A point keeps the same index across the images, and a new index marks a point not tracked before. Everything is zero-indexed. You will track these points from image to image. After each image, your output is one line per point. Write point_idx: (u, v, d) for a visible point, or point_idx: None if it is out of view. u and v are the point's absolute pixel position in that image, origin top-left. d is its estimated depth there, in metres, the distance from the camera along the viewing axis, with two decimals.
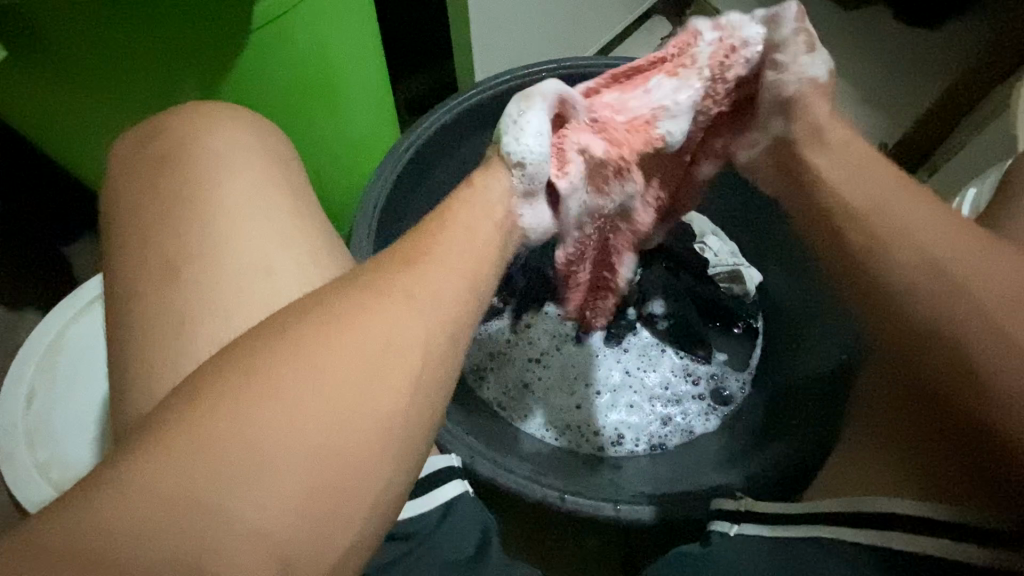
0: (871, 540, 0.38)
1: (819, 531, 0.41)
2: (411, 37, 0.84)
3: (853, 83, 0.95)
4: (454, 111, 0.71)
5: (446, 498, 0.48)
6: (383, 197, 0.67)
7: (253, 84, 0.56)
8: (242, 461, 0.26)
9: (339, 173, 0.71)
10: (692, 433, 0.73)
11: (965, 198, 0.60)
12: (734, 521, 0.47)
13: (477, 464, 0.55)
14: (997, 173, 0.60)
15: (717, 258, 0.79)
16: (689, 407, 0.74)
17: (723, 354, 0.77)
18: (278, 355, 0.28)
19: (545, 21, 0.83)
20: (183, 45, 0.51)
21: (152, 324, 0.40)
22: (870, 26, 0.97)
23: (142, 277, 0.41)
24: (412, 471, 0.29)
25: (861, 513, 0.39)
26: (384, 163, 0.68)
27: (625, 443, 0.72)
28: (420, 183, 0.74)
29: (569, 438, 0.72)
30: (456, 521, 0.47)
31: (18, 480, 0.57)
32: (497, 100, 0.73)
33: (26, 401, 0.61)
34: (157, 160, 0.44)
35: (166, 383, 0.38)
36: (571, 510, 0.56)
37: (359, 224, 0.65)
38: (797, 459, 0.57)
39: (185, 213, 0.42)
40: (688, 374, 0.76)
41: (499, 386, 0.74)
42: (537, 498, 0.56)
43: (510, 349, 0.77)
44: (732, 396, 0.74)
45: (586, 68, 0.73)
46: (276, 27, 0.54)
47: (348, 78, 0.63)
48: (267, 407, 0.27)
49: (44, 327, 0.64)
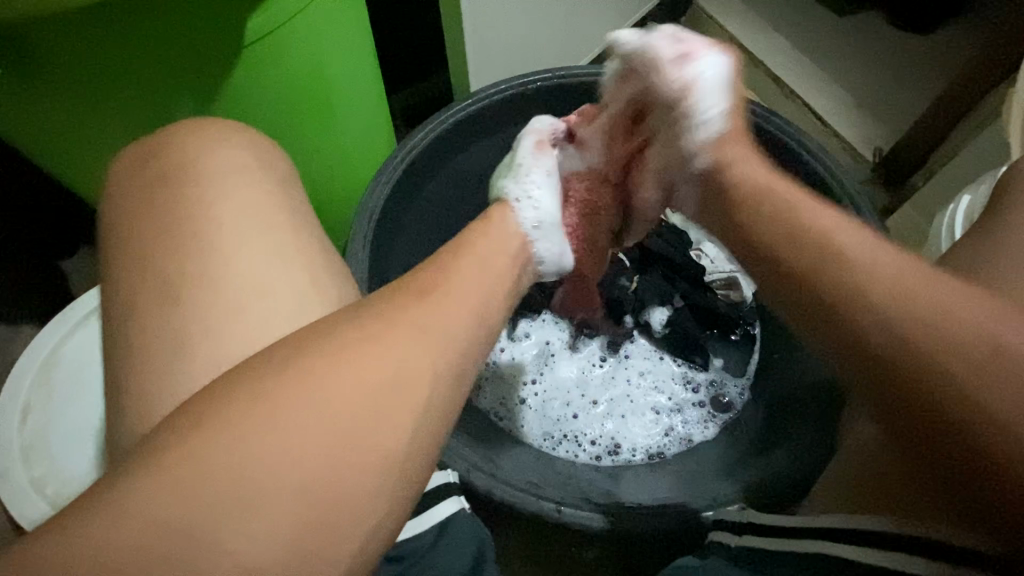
0: (855, 553, 0.38)
1: (814, 544, 0.41)
2: (408, 48, 0.85)
3: (847, 88, 0.95)
4: (450, 120, 0.72)
5: (444, 516, 0.48)
6: (379, 209, 0.67)
7: (247, 99, 0.57)
8: (236, 482, 0.26)
9: (335, 188, 0.71)
10: (691, 441, 0.73)
11: (959, 206, 0.60)
12: (736, 533, 0.47)
13: (473, 476, 0.55)
14: (990, 180, 0.60)
15: (713, 265, 0.80)
16: (689, 415, 0.74)
17: (720, 359, 0.77)
18: (271, 377, 0.28)
19: (539, 30, 0.84)
20: (177, 62, 0.52)
21: (147, 340, 0.39)
22: (861, 33, 0.97)
23: (135, 297, 0.41)
24: (407, 493, 0.29)
25: (852, 527, 0.39)
26: (380, 174, 0.68)
27: (623, 452, 0.72)
28: (416, 194, 0.74)
29: (567, 448, 0.72)
30: (450, 543, 0.47)
31: (14, 498, 0.57)
32: (493, 109, 0.74)
33: (20, 417, 0.61)
34: (151, 176, 0.45)
35: (158, 402, 0.38)
36: (566, 522, 0.55)
37: (356, 235, 0.65)
38: (795, 466, 0.57)
39: (179, 232, 0.42)
40: (688, 381, 0.76)
41: (496, 398, 0.74)
42: (535, 510, 0.55)
43: (505, 361, 0.77)
44: (732, 403, 0.75)
45: (580, 78, 0.74)
46: (267, 43, 0.54)
47: (343, 91, 0.63)
48: (263, 426, 0.27)
49: (42, 341, 0.64)
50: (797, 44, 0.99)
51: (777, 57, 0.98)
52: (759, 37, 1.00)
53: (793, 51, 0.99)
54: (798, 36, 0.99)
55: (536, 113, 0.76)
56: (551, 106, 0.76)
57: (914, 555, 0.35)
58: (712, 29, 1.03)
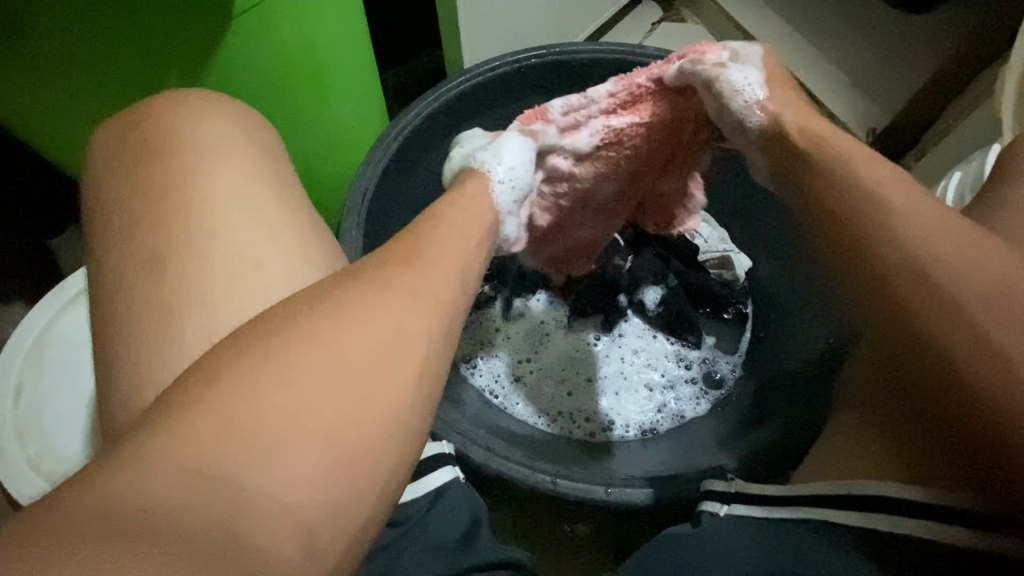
0: (855, 519, 0.39)
1: (806, 511, 0.41)
2: (400, 25, 0.84)
3: (843, 68, 0.95)
4: (444, 99, 0.71)
5: (438, 485, 0.48)
6: (372, 187, 0.66)
7: (237, 73, 0.56)
8: (239, 451, 0.26)
9: (326, 167, 0.70)
10: (684, 417, 0.74)
11: (951, 181, 0.61)
12: (725, 501, 0.48)
13: (469, 450, 0.56)
14: (982, 156, 0.60)
15: (707, 244, 0.80)
16: (682, 392, 0.75)
17: (712, 337, 0.78)
18: (271, 352, 0.28)
19: (533, 7, 0.83)
20: (165, 34, 0.50)
21: (141, 314, 0.39)
22: (857, 12, 0.97)
23: (127, 271, 0.40)
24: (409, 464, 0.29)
25: (851, 493, 0.39)
26: (373, 152, 0.67)
27: (617, 429, 0.73)
28: (409, 172, 0.73)
29: (561, 425, 0.73)
30: (447, 507, 0.47)
31: (12, 476, 0.57)
32: (488, 87, 0.73)
33: (15, 396, 0.61)
34: (146, 148, 0.44)
35: (153, 375, 0.37)
36: (562, 494, 0.56)
37: (349, 214, 0.64)
38: (787, 439, 0.58)
39: (156, 212, 0.42)
40: (681, 359, 0.77)
41: (491, 376, 0.75)
42: (531, 483, 0.56)
43: (500, 339, 0.77)
44: (724, 379, 0.75)
45: (574, 55, 0.73)
46: (256, 14, 0.53)
47: (335, 67, 0.62)
48: (252, 401, 0.27)
49: (32, 321, 0.64)
50: (794, 22, 0.98)
51: (772, 37, 0.98)
52: (755, 16, 0.99)
53: (789, 30, 0.98)
54: (794, 15, 0.99)
55: (530, 92, 0.76)
56: (544, 85, 0.75)
57: (914, 518, 0.37)
58: (708, 7, 1.02)
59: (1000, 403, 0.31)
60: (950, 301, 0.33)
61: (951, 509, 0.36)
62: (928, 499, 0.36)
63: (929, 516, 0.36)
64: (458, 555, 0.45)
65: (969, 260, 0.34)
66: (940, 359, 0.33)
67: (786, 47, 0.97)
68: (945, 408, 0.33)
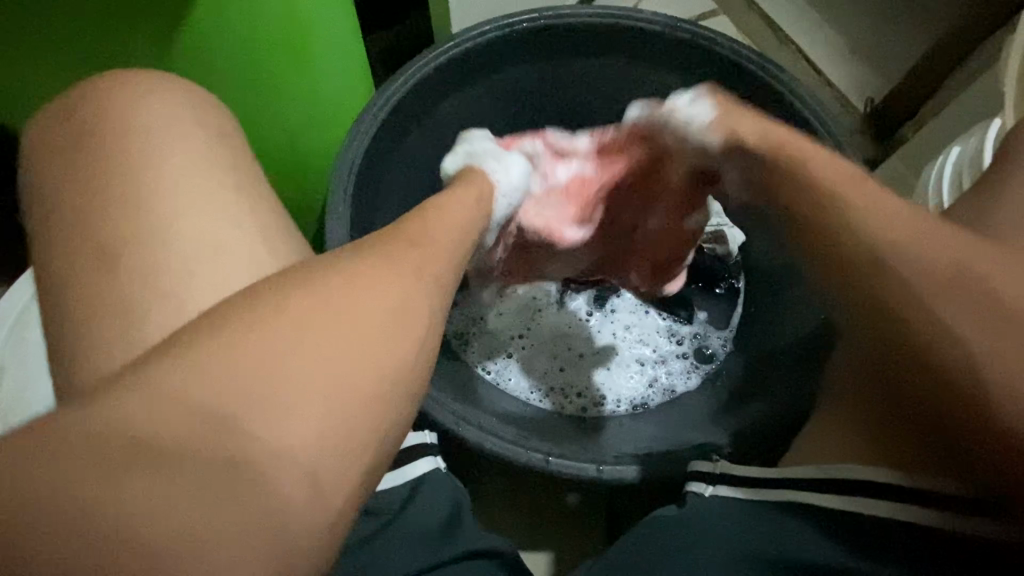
0: (834, 501, 0.40)
1: (788, 494, 0.43)
2: None
3: (845, 35, 0.92)
4: (433, 66, 0.68)
5: (417, 474, 0.49)
6: (358, 162, 0.64)
7: (211, 39, 0.55)
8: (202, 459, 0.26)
9: (310, 140, 0.67)
10: (674, 391, 0.74)
11: (949, 157, 0.60)
12: (708, 482, 0.49)
13: (460, 430, 0.56)
14: (981, 130, 0.59)
15: None
16: (672, 366, 0.76)
17: (704, 312, 0.78)
18: (246, 348, 0.28)
19: None
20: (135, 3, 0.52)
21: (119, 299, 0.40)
22: None
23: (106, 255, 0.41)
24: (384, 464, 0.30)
25: (836, 478, 0.40)
26: (359, 124, 0.64)
27: (608, 403, 0.73)
28: (398, 145, 0.71)
29: (554, 400, 0.73)
30: (426, 495, 0.48)
31: None
32: (479, 53, 0.70)
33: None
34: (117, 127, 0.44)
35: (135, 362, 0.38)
36: (553, 472, 0.56)
37: (336, 190, 0.62)
38: (776, 416, 0.58)
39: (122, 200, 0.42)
40: (672, 334, 0.77)
41: (483, 351, 0.75)
42: (523, 461, 0.56)
43: (493, 314, 0.76)
44: (714, 354, 0.76)
45: (568, 19, 0.70)
46: None
47: (316, 35, 0.58)
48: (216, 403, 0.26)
49: (15, 298, 0.63)
50: None
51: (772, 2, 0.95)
52: None
53: None
54: None
55: (523, 58, 0.73)
56: (536, 50, 0.73)
57: (899, 503, 0.37)
58: None
59: (998, 403, 0.30)
60: (937, 300, 0.32)
61: (936, 493, 0.36)
62: (913, 486, 0.37)
63: (919, 501, 0.37)
64: (441, 542, 0.45)
65: (964, 252, 0.33)
66: (926, 357, 0.32)
67: (786, 14, 0.95)
68: (932, 406, 0.32)
